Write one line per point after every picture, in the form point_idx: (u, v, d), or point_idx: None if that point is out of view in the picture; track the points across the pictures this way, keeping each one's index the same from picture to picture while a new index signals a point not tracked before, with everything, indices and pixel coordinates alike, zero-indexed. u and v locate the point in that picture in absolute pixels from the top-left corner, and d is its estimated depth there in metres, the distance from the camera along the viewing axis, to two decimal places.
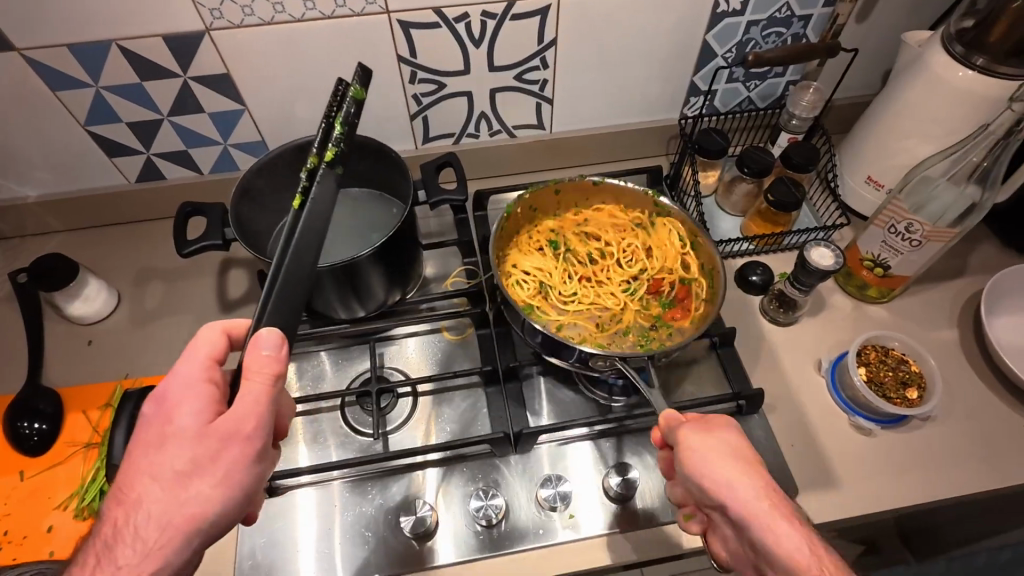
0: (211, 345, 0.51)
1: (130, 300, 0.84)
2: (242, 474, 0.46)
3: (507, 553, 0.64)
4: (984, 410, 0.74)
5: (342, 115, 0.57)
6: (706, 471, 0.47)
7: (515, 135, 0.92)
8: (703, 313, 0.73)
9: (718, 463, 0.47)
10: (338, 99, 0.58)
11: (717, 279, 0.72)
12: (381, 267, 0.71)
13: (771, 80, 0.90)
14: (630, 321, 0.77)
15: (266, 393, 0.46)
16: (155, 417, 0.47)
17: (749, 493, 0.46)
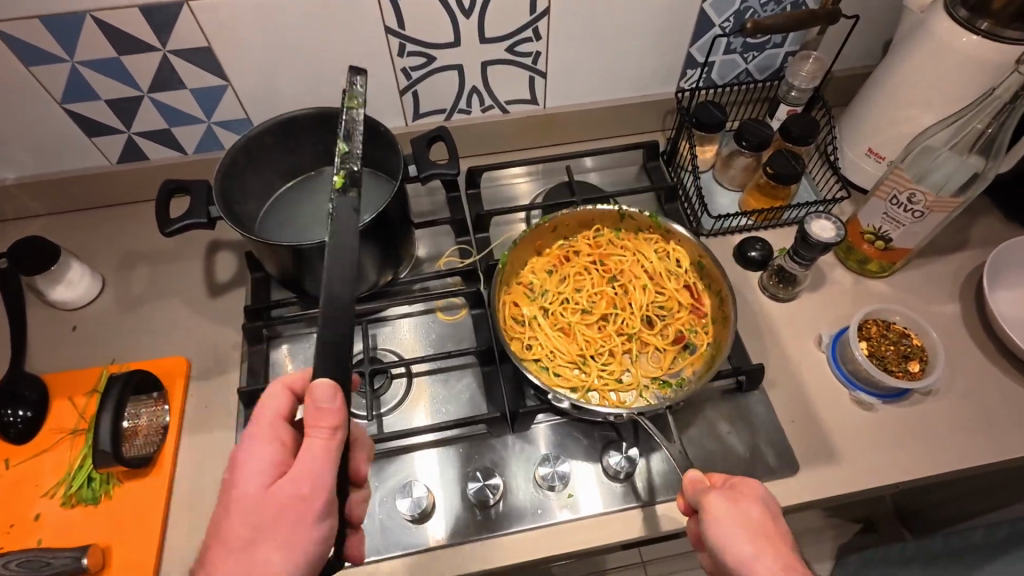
0: (277, 403, 0.49)
1: (115, 284, 0.82)
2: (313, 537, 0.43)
3: (504, 533, 0.63)
4: (986, 384, 0.73)
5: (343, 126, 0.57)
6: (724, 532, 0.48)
7: (508, 111, 0.90)
8: (716, 338, 0.67)
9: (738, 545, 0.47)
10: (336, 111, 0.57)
11: (726, 308, 0.66)
12: (371, 246, 0.69)
13: (770, 51, 0.88)
14: (656, 351, 0.69)
15: (327, 448, 0.44)
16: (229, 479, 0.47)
17: None
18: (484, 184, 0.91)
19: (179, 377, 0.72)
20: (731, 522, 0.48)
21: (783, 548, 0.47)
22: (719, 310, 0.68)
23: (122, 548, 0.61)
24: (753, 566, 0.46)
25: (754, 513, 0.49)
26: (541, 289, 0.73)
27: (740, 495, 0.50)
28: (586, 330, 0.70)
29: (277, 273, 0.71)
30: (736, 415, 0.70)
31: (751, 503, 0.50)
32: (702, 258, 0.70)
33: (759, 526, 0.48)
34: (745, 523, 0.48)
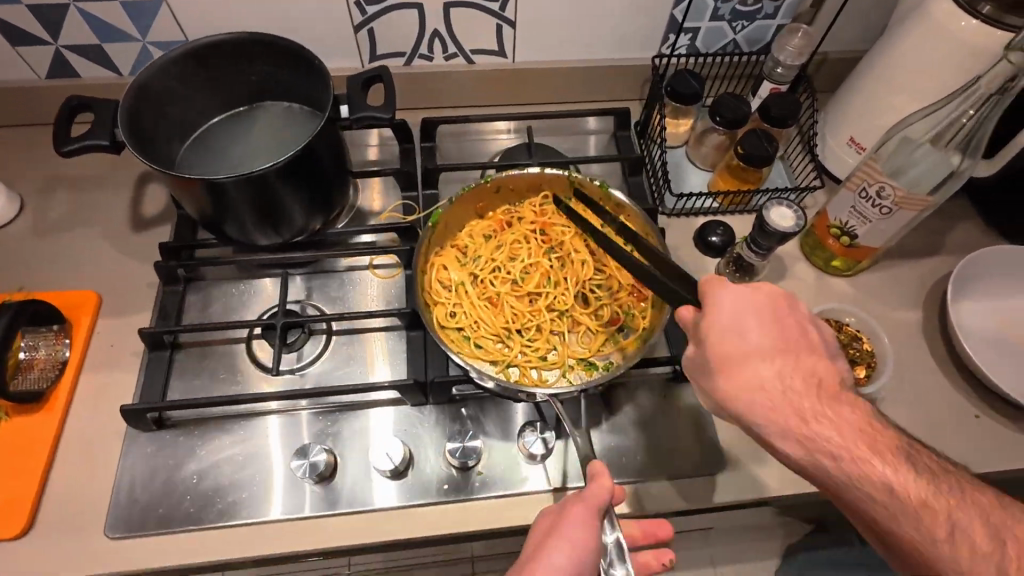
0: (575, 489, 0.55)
1: (34, 207, 0.77)
2: (588, 536, 0.47)
3: (405, 505, 0.60)
4: (936, 397, 0.69)
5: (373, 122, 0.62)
6: (746, 409, 0.47)
7: (474, 61, 0.83)
8: (651, 324, 0.63)
9: (824, 428, 0.45)
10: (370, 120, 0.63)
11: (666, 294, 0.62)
12: (296, 189, 0.64)
13: (760, 22, 0.81)
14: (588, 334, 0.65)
15: (593, 484, 0.49)
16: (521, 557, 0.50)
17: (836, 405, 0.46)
18: (442, 138, 0.85)
19: (85, 313, 0.68)
20: (755, 396, 0.47)
21: (816, 401, 0.46)
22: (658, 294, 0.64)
23: (2, 486, 0.58)
24: (875, 455, 0.43)
25: (822, 373, 0.47)
26: (476, 254, 0.69)
27: (725, 353, 0.48)
28: (516, 304, 0.67)
29: (195, 213, 0.66)
30: (667, 406, 0.67)
31: (736, 354, 0.48)
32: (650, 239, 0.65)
33: (752, 387, 0.47)
34: (766, 390, 0.46)
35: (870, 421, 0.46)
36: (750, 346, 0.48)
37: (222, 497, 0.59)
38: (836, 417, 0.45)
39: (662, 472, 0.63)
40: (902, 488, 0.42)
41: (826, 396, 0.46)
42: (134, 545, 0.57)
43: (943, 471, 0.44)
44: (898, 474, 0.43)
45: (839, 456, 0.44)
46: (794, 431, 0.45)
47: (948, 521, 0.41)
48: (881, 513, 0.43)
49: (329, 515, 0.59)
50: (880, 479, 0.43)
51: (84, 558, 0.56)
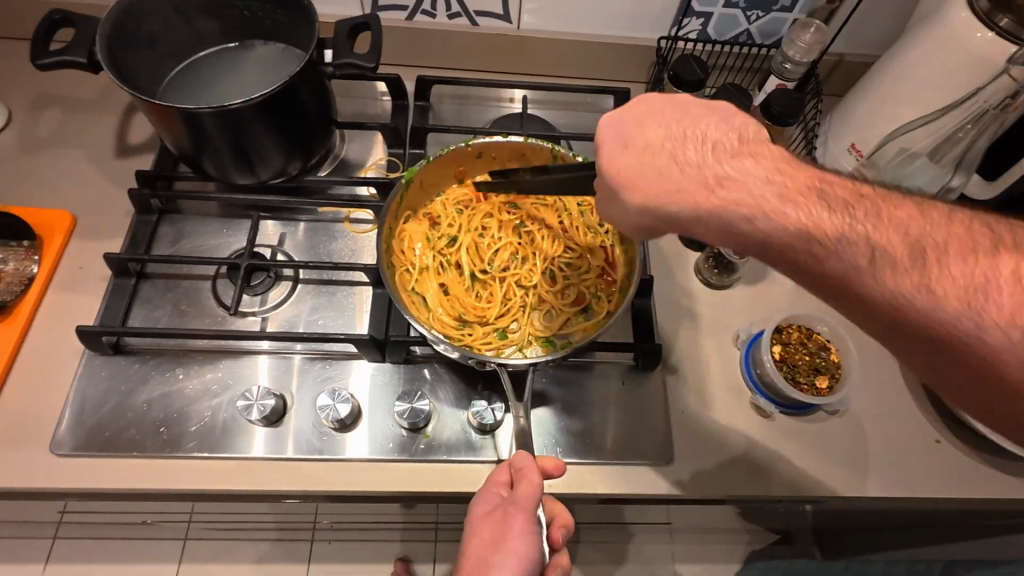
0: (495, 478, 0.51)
1: (20, 122, 0.76)
2: (532, 548, 0.45)
3: (349, 459, 0.61)
4: (899, 417, 0.68)
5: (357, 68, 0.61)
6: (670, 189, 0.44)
7: (477, 23, 0.81)
8: (613, 307, 0.62)
9: (740, 167, 0.42)
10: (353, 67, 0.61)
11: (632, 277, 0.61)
12: (273, 130, 0.63)
13: (776, 14, 0.78)
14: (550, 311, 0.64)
15: (529, 490, 0.46)
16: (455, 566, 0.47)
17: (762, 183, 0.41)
18: (437, 99, 0.84)
19: (57, 232, 0.68)
20: (661, 170, 0.45)
21: (720, 159, 0.43)
22: (625, 277, 0.63)
23: None
24: (784, 195, 0.40)
25: (742, 129, 0.45)
26: (447, 222, 0.69)
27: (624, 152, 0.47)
28: (484, 277, 0.66)
29: (171, 144, 0.65)
30: (624, 393, 0.66)
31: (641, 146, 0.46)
32: None
33: (649, 154, 0.46)
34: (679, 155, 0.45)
35: (849, 188, 0.41)
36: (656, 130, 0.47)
37: (167, 429, 0.60)
38: (750, 167, 0.42)
39: (610, 455, 0.63)
40: (810, 213, 0.39)
41: (740, 153, 0.43)
42: (79, 464, 0.58)
43: (860, 196, 0.40)
44: (801, 206, 0.40)
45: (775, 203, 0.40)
46: (714, 178, 0.42)
47: (936, 253, 0.37)
48: (815, 240, 0.39)
49: (273, 459, 0.60)
50: (782, 190, 0.41)
51: (29, 470, 0.58)
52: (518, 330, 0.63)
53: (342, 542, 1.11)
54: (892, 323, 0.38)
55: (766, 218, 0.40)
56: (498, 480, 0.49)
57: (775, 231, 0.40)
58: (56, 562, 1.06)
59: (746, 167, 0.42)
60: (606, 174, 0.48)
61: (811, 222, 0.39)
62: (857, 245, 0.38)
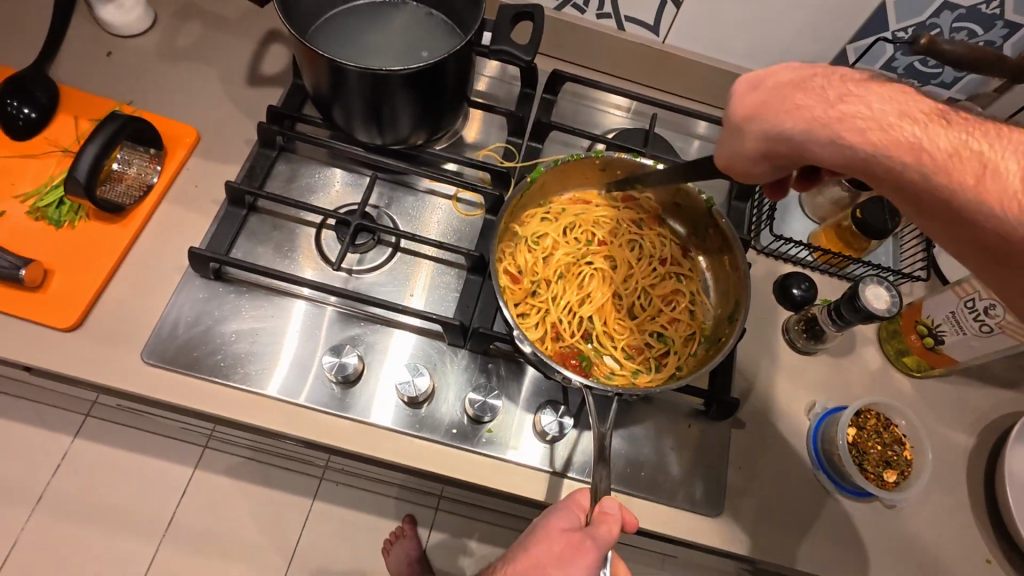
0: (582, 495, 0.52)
1: (163, 28, 0.78)
2: None
3: (412, 434, 0.62)
4: (954, 528, 0.67)
5: (509, 57, 0.61)
6: (785, 120, 0.44)
7: (624, 29, 0.80)
8: (698, 358, 0.63)
9: (870, 92, 0.41)
10: (504, 56, 0.61)
11: (729, 332, 0.60)
12: (412, 99, 0.63)
13: (931, 88, 0.76)
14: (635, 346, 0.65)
15: (605, 536, 0.47)
16: (514, 551, 0.51)
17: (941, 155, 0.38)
18: (563, 94, 0.83)
19: (181, 146, 0.70)
20: (801, 104, 0.43)
21: (840, 90, 0.42)
22: (719, 330, 0.63)
23: (66, 278, 0.62)
24: (921, 128, 0.39)
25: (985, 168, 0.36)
26: (554, 231, 0.70)
27: (750, 95, 0.47)
28: (579, 295, 0.67)
29: (309, 88, 0.66)
30: (688, 436, 0.66)
31: (790, 93, 0.44)
32: (730, 276, 0.63)
33: (769, 95, 0.46)
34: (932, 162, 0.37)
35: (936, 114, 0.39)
36: (783, 75, 0.46)
37: (248, 364, 0.62)
38: (878, 92, 0.41)
39: (660, 494, 0.63)
40: (942, 141, 0.38)
41: (869, 83, 0.42)
42: (164, 376, 0.61)
43: (948, 117, 0.39)
44: (933, 129, 0.38)
45: (855, 139, 0.40)
46: (835, 94, 0.42)
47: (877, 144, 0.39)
48: (928, 181, 0.38)
49: (342, 416, 0.62)
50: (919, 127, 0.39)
51: (117, 370, 0.60)
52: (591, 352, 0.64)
53: (349, 487, 1.14)
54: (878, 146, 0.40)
55: (907, 165, 0.38)
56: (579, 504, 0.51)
57: (899, 171, 0.39)
58: (86, 437, 1.11)
59: (880, 106, 0.40)
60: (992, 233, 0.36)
61: (968, 154, 0.37)
62: (990, 188, 0.35)
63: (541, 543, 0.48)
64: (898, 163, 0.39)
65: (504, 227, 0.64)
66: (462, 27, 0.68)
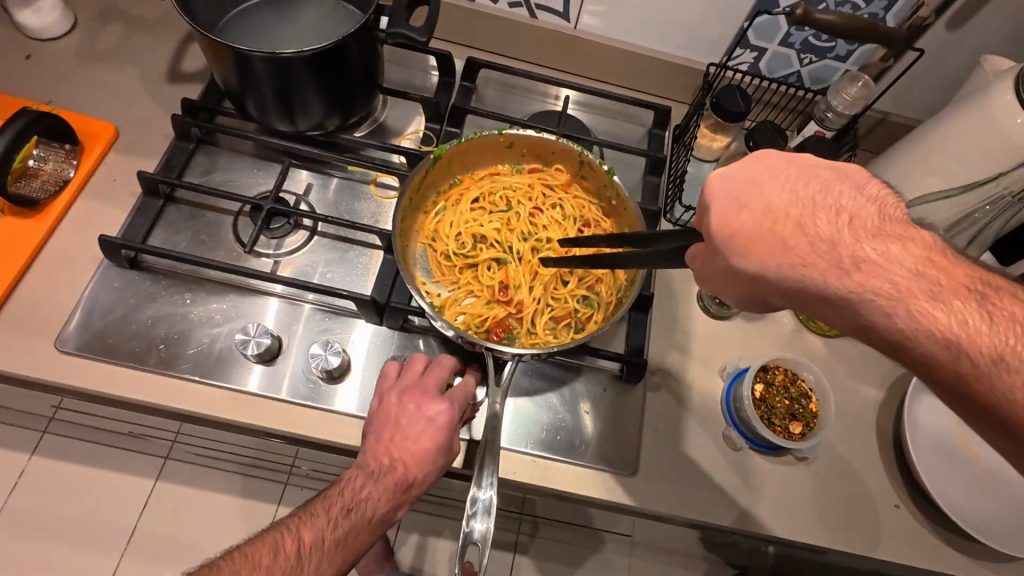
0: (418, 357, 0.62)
1: (84, 31, 0.79)
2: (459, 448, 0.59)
3: (331, 410, 0.63)
4: (863, 476, 0.69)
5: (408, 40, 0.63)
6: (809, 273, 0.38)
7: (535, 16, 0.83)
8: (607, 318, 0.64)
9: (888, 252, 0.36)
10: (404, 39, 0.63)
11: (630, 292, 0.62)
12: (319, 84, 0.65)
13: (829, 62, 0.79)
14: (550, 312, 0.66)
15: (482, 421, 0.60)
16: (386, 429, 0.57)
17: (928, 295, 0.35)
18: (483, 82, 0.85)
19: (99, 142, 0.71)
20: (784, 238, 0.39)
21: (859, 237, 0.37)
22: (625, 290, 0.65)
23: None
24: (937, 274, 0.35)
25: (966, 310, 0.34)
26: (468, 207, 0.71)
27: (739, 216, 0.41)
28: (492, 266, 0.69)
29: (220, 81, 0.67)
30: (602, 400, 0.68)
31: (796, 209, 0.39)
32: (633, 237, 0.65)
33: (772, 218, 0.40)
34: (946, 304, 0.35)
35: (1013, 296, 0.35)
36: (778, 191, 0.40)
37: (164, 348, 0.63)
38: (899, 255, 0.36)
39: (576, 456, 0.65)
40: (1016, 347, 0.33)
41: (884, 234, 0.37)
42: (80, 364, 0.61)
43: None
44: (926, 270, 0.36)
45: (954, 311, 0.34)
46: (852, 258, 0.36)
47: (818, 257, 0.38)
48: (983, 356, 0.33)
49: (260, 396, 0.63)
50: (932, 278, 0.35)
51: (32, 358, 0.61)
52: (519, 321, 0.66)
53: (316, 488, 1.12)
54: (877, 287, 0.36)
55: (958, 334, 0.34)
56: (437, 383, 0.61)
57: (907, 329, 0.35)
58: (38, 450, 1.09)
59: (896, 253, 0.36)
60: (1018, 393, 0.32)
61: (974, 314, 0.34)
62: (971, 334, 0.34)
63: (433, 437, 0.57)
64: (998, 380, 0.33)
65: (409, 204, 0.66)
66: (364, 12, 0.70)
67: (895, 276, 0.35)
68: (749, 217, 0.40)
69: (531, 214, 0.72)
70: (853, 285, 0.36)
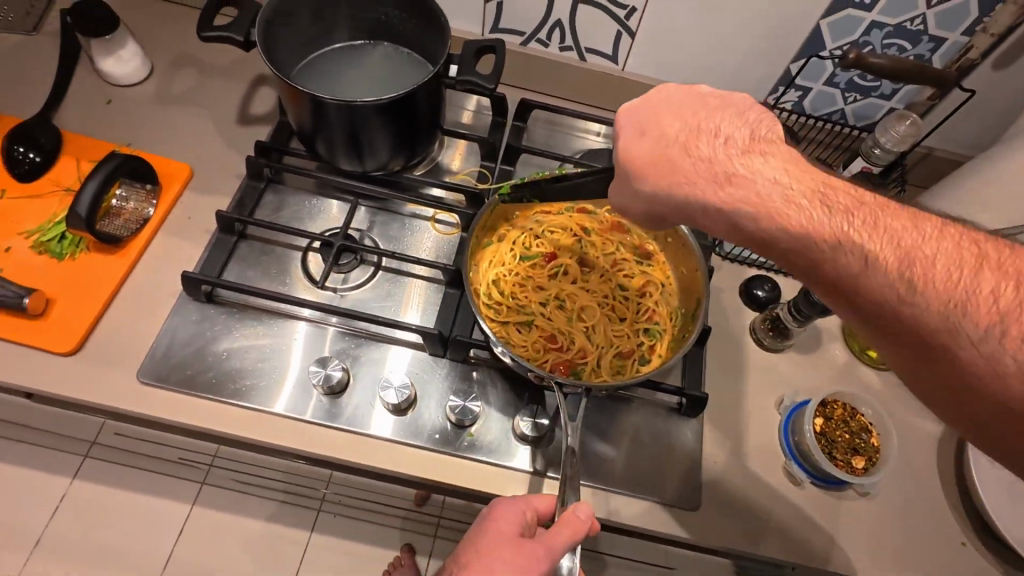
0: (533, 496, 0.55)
1: (160, 77, 0.84)
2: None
3: (398, 441, 0.65)
4: (926, 512, 0.69)
5: (476, 87, 0.66)
6: (692, 190, 0.47)
7: (585, 59, 0.86)
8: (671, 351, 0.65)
9: (751, 165, 0.46)
10: (472, 86, 0.67)
11: (693, 325, 0.64)
12: (388, 127, 0.69)
13: (874, 100, 0.81)
14: (613, 349, 0.67)
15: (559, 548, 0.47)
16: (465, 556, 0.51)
17: (793, 206, 0.43)
18: (534, 121, 0.89)
19: (176, 182, 0.75)
20: (674, 157, 0.49)
21: (732, 154, 0.47)
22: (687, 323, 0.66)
23: (69, 306, 0.66)
24: (805, 211, 0.42)
25: (831, 202, 0.42)
26: (522, 250, 0.74)
27: (641, 141, 0.51)
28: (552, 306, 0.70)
29: (294, 124, 0.71)
30: (662, 433, 0.69)
31: (704, 151, 0.48)
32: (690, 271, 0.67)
33: (664, 143, 0.50)
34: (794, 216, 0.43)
35: (852, 192, 0.43)
36: (672, 119, 0.51)
37: (238, 380, 0.65)
38: (762, 166, 0.45)
39: (638, 489, 0.65)
40: (848, 231, 0.40)
41: (752, 151, 0.47)
42: (159, 394, 0.64)
43: (862, 202, 0.42)
44: (775, 179, 0.44)
45: (795, 219, 0.42)
46: (724, 173, 0.46)
47: (694, 185, 0.48)
48: (828, 255, 0.41)
49: (330, 426, 0.65)
50: (788, 188, 0.44)
51: (115, 389, 0.63)
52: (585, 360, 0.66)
53: None
54: (746, 182, 0.45)
55: (801, 231, 0.42)
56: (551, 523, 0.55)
57: (769, 233, 0.44)
58: None
59: (773, 185, 0.44)
60: (861, 283, 0.40)
61: (829, 216, 0.42)
62: (820, 237, 0.41)
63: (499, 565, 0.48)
64: (857, 276, 0.40)
65: (473, 244, 0.69)
66: (430, 60, 0.74)
67: (750, 180, 0.45)
68: (671, 148, 0.50)
69: (583, 256, 0.74)
70: (725, 204, 0.45)
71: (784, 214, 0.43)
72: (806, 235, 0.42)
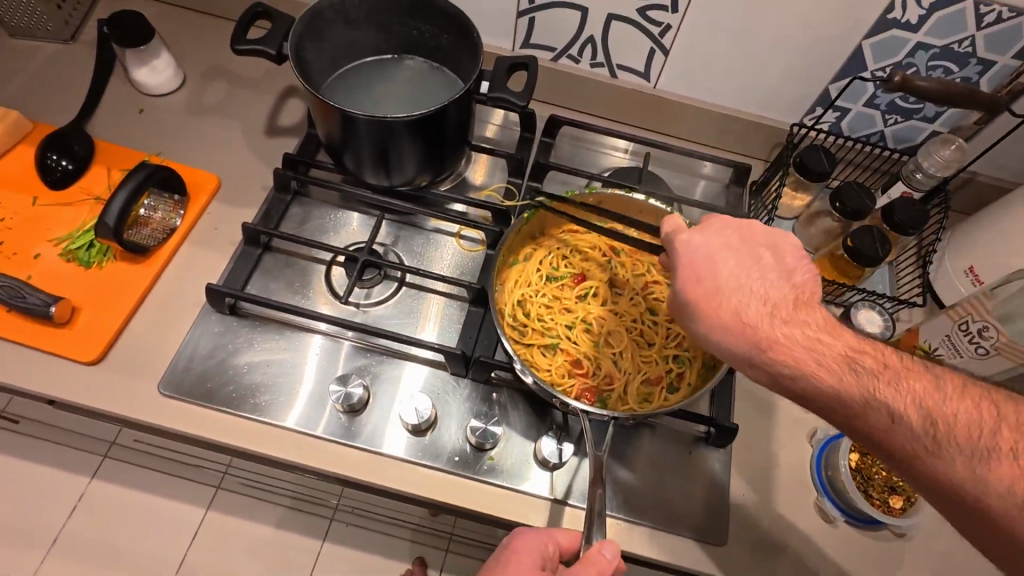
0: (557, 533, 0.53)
1: (192, 87, 0.85)
2: None
3: (417, 462, 0.63)
4: (966, 556, 0.65)
5: (507, 103, 0.65)
6: (732, 347, 0.48)
7: (616, 76, 0.85)
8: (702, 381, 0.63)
9: (791, 334, 0.47)
10: (503, 102, 0.65)
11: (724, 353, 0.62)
12: (417, 143, 0.68)
13: (915, 123, 0.79)
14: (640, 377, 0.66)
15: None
16: None
17: (823, 364, 0.45)
18: (563, 137, 0.87)
19: (203, 192, 0.75)
20: (723, 314, 0.49)
21: (774, 322, 0.47)
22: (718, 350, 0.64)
23: (94, 314, 0.66)
24: (836, 374, 0.45)
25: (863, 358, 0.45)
26: (549, 272, 0.72)
27: (687, 287, 0.50)
28: (579, 330, 0.68)
29: (323, 137, 0.71)
30: (688, 463, 0.66)
31: (732, 295, 0.49)
32: None
33: (712, 297, 0.49)
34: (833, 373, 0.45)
35: (875, 353, 0.46)
36: (726, 271, 0.50)
37: (259, 394, 0.64)
38: (800, 335, 0.47)
39: (662, 521, 0.63)
40: (874, 393, 0.44)
41: (792, 320, 0.48)
42: (179, 406, 0.63)
43: (888, 364, 0.45)
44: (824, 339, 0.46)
45: (841, 381, 0.45)
46: (765, 341, 0.47)
47: (739, 335, 0.48)
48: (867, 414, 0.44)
49: (348, 444, 0.63)
50: (827, 349, 0.46)
51: (136, 399, 0.63)
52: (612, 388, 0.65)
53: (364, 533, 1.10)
54: (785, 345, 0.46)
55: (836, 391, 0.45)
56: (573, 558, 0.54)
57: (806, 391, 0.46)
58: None
59: (798, 335, 0.47)
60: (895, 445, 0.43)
61: (858, 382, 0.44)
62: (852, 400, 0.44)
63: None
64: (888, 433, 0.43)
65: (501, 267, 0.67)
66: (461, 76, 0.74)
67: (793, 348, 0.46)
68: (703, 285, 0.50)
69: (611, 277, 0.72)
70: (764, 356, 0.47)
71: (812, 370, 0.45)
72: (831, 395, 0.45)
